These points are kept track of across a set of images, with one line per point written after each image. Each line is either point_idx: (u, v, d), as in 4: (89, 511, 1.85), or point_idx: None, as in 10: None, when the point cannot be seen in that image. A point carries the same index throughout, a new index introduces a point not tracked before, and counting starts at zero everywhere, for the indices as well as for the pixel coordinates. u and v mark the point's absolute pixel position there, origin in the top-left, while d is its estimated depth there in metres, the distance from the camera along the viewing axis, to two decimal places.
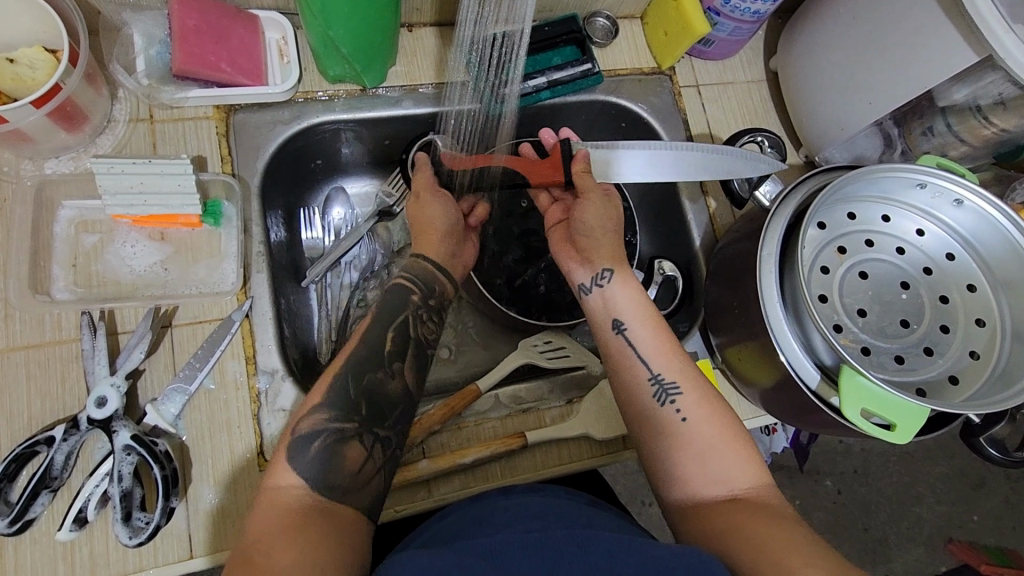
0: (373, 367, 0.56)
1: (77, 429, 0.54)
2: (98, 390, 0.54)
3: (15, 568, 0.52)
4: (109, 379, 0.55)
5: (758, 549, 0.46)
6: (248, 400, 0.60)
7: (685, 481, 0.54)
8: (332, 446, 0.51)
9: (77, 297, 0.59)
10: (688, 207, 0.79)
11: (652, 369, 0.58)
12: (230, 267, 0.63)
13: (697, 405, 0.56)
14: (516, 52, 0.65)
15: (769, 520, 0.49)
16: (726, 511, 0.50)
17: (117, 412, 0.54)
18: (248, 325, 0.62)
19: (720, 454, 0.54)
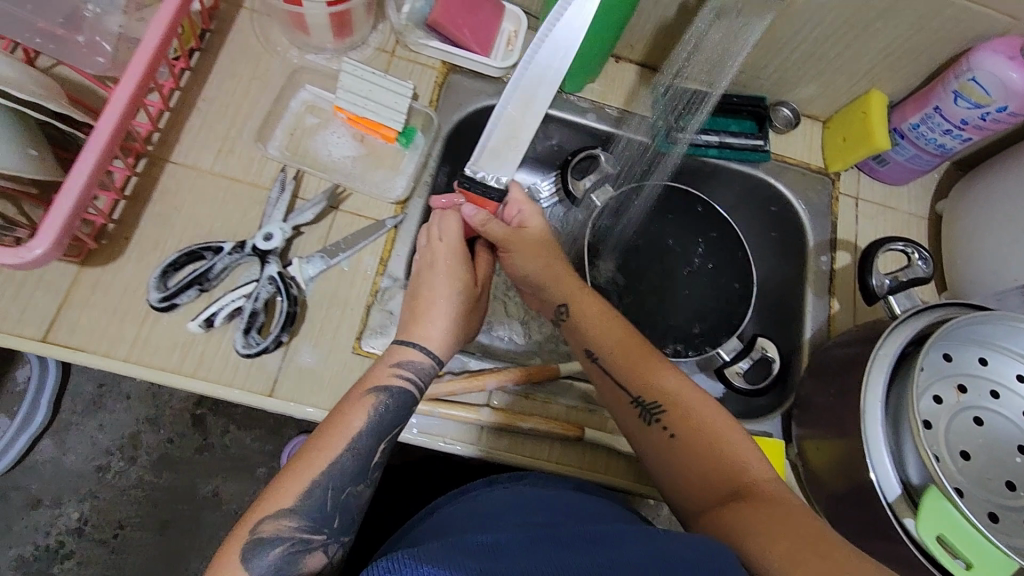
0: (353, 481, 0.53)
1: (241, 250, 0.64)
2: (269, 227, 0.64)
3: (145, 337, 0.61)
4: (280, 223, 0.65)
5: (755, 541, 0.47)
6: (368, 291, 0.68)
7: (685, 489, 0.56)
8: (292, 553, 0.49)
9: (282, 156, 0.70)
10: (810, 299, 0.80)
11: (631, 392, 0.60)
12: (400, 183, 0.73)
13: (694, 417, 0.57)
14: (701, 108, 0.74)
15: (777, 510, 0.49)
16: (737, 510, 0.51)
17: (275, 250, 0.64)
18: (392, 234, 0.70)
19: (727, 459, 0.55)
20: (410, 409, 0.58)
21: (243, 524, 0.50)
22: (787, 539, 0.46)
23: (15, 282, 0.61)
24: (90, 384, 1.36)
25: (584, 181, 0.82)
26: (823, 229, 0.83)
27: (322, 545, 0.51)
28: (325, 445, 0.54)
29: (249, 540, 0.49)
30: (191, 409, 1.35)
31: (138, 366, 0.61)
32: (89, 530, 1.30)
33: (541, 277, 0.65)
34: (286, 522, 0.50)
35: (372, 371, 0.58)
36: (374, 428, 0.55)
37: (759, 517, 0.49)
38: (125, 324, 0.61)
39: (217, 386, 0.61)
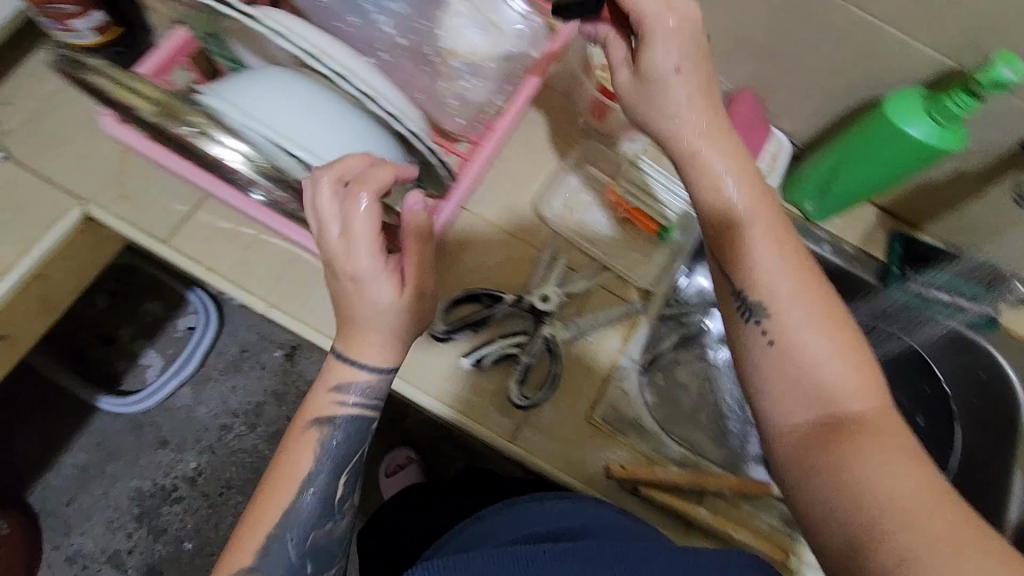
0: (317, 523, 0.56)
1: (517, 305, 0.69)
2: (547, 289, 0.70)
3: (417, 360, 0.69)
4: (554, 287, 0.70)
5: (863, 484, 0.38)
6: (607, 366, 0.72)
7: (791, 410, 0.43)
8: None
9: (557, 224, 0.76)
10: (1015, 481, 0.78)
11: (734, 281, 0.49)
12: (650, 273, 0.76)
13: (775, 299, 0.46)
14: (999, 288, 0.80)
15: (874, 452, 0.39)
16: (848, 440, 0.40)
17: (549, 312, 0.69)
18: (632, 321, 0.74)
19: (811, 368, 0.43)
20: (365, 426, 0.58)
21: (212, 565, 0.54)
22: (923, 507, 0.36)
23: (324, 286, 0.69)
24: (235, 346, 1.52)
25: None
26: None
27: None
28: (282, 478, 0.55)
29: None
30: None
31: (407, 384, 0.68)
32: (201, 482, 1.50)
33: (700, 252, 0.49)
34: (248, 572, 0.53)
35: (314, 402, 0.57)
36: (326, 466, 0.56)
37: (859, 455, 0.39)
38: (404, 345, 0.69)
39: (467, 420, 0.68)
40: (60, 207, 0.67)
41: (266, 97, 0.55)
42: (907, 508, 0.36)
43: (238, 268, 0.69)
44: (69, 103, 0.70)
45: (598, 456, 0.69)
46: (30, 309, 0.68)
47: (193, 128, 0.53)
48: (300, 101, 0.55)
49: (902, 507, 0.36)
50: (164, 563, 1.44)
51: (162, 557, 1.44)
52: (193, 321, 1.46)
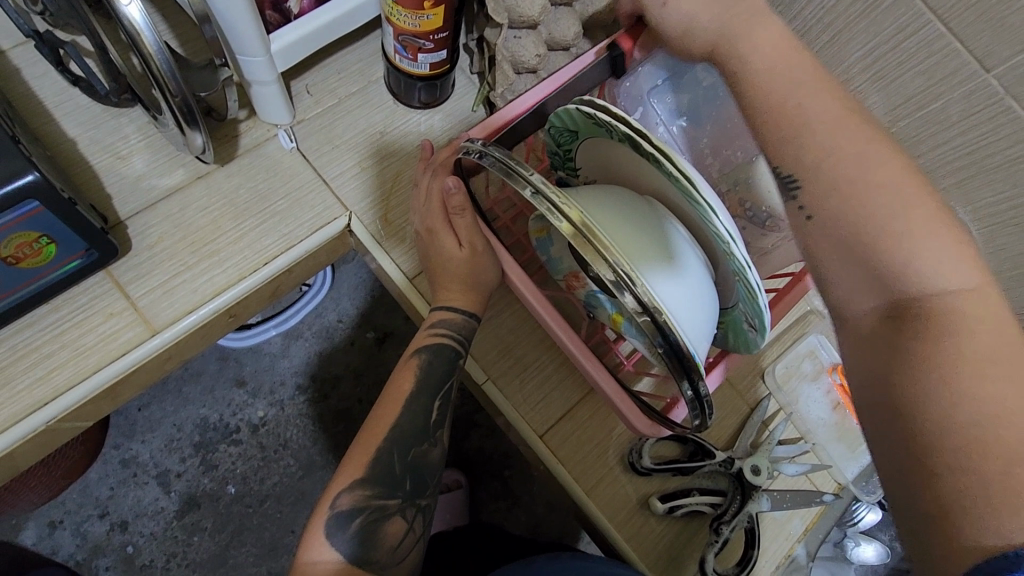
0: (419, 441, 0.60)
1: (726, 464, 0.66)
2: (758, 460, 0.66)
3: (605, 482, 0.67)
4: (765, 458, 0.66)
5: (965, 400, 0.34)
6: (783, 552, 0.69)
7: (887, 326, 0.40)
8: (369, 523, 0.56)
9: (773, 385, 0.73)
10: None
11: (875, 213, 0.41)
12: (853, 469, 0.72)
13: (852, 192, 0.41)
14: None
15: (966, 373, 0.35)
16: (963, 365, 0.35)
17: (759, 484, 0.65)
18: (821, 510, 0.71)
19: (889, 248, 0.40)
20: (450, 365, 0.63)
21: (322, 503, 0.57)
22: (1016, 436, 0.33)
23: (541, 377, 0.69)
24: (335, 314, 1.50)
25: None
26: None
27: (397, 512, 0.58)
28: (388, 405, 0.61)
29: (330, 514, 0.56)
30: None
31: (592, 503, 0.67)
32: (263, 430, 1.44)
33: (854, 211, 0.41)
34: (347, 494, 0.57)
35: (415, 337, 0.64)
36: (421, 387, 0.62)
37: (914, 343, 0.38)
38: (599, 467, 0.67)
39: (639, 561, 0.66)
40: (330, 212, 0.68)
41: (611, 216, 0.50)
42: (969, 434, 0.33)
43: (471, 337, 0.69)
44: (362, 110, 0.71)
45: None
46: (263, 296, 0.68)
47: (608, 277, 0.42)
48: (644, 221, 0.50)
49: (987, 451, 0.33)
50: (205, 498, 1.40)
51: (204, 492, 1.40)
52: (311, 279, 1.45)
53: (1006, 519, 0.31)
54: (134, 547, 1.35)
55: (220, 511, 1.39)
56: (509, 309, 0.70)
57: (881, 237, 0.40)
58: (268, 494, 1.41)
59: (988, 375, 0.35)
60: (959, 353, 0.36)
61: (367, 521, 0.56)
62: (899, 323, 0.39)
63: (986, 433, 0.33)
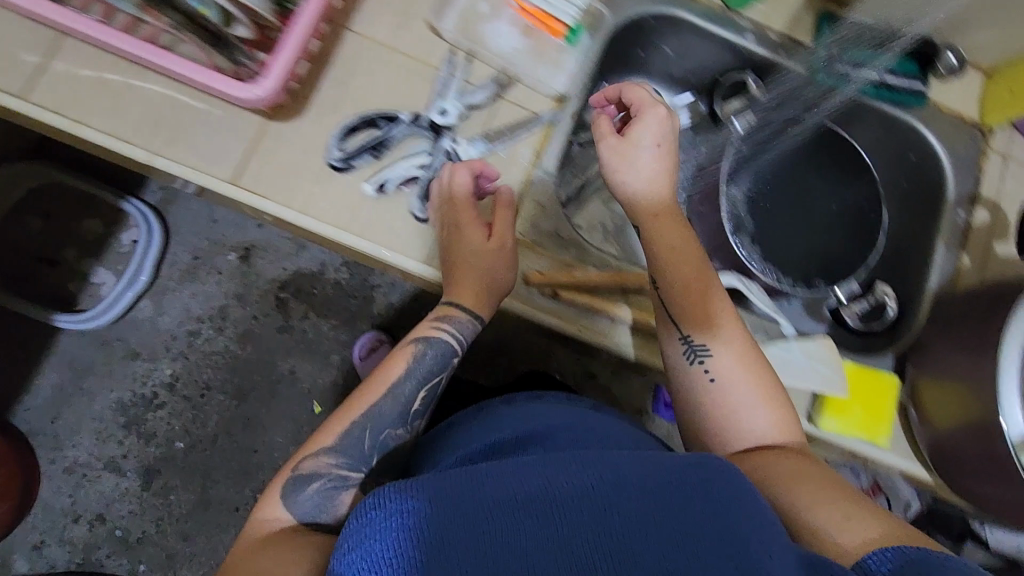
0: (393, 425, 0.61)
1: (416, 121, 0.68)
2: (444, 103, 0.69)
3: (318, 195, 0.66)
4: (453, 100, 0.69)
5: (781, 493, 0.51)
6: (521, 181, 0.71)
7: (705, 407, 0.60)
8: (331, 488, 0.57)
9: (455, 35, 0.71)
10: (939, 252, 0.80)
11: (685, 330, 0.62)
12: (560, 78, 0.73)
13: (680, 277, 0.63)
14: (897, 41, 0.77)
15: (785, 471, 0.53)
16: (769, 458, 0.55)
17: (449, 125, 0.69)
18: (548, 131, 0.72)
19: (722, 398, 0.59)
20: (445, 360, 0.63)
21: (291, 459, 0.59)
22: (788, 480, 0.52)
23: (207, 128, 0.65)
24: (186, 253, 1.37)
25: (731, 104, 0.83)
26: (965, 184, 0.81)
27: (355, 483, 0.58)
28: (375, 388, 0.62)
29: (290, 477, 0.57)
30: (275, 290, 1.38)
31: (312, 219, 0.65)
32: (180, 386, 1.35)
33: (686, 308, 0.62)
34: (329, 451, 0.58)
35: (416, 326, 0.64)
36: (416, 374, 0.62)
37: (719, 427, 0.59)
38: (300, 180, 0.66)
39: (378, 249, 0.66)
40: None
41: None
42: (787, 484, 0.51)
43: (111, 119, 0.64)
44: None
45: (523, 265, 0.69)
46: None
47: None
48: None
49: (822, 522, 0.47)
50: (163, 464, 1.32)
51: (156, 459, 1.32)
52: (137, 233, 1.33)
53: (835, 514, 0.47)
54: (121, 529, 1.29)
55: (182, 466, 1.33)
56: (143, 80, 0.65)
57: (715, 361, 0.60)
58: (217, 433, 1.34)
59: (786, 465, 0.54)
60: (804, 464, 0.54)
61: (327, 485, 0.57)
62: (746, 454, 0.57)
63: (759, 480, 0.53)
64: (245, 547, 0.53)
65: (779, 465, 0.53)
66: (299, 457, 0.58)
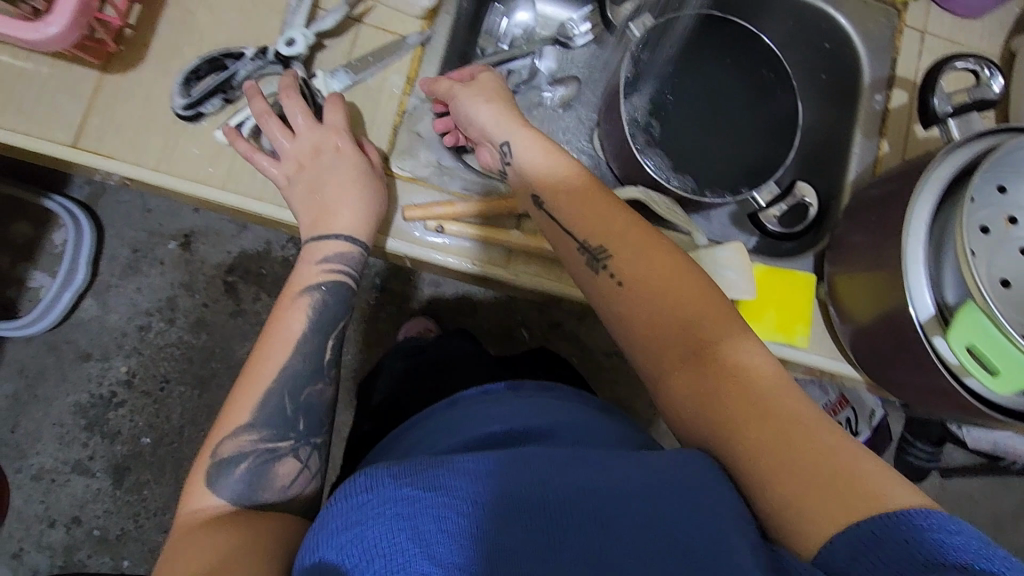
0: (310, 380, 0.58)
1: (264, 56, 0.63)
2: (291, 32, 0.62)
3: (171, 149, 0.61)
4: (302, 28, 0.63)
5: (761, 458, 0.44)
6: (395, 110, 0.66)
7: (619, 306, 0.54)
8: (261, 463, 0.54)
9: None
10: (857, 141, 0.75)
11: (580, 237, 0.57)
12: None
13: (597, 218, 0.57)
14: None
15: (764, 421, 0.45)
16: (737, 393, 0.47)
17: (300, 56, 0.63)
18: (419, 53, 0.67)
19: (665, 318, 0.52)
20: (347, 300, 0.61)
21: (207, 443, 0.55)
22: (777, 456, 0.43)
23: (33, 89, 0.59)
24: (125, 248, 1.30)
25: (624, 9, 0.78)
26: (880, 66, 0.76)
27: (291, 450, 0.56)
28: (277, 351, 0.58)
29: (212, 463, 0.53)
30: (220, 276, 1.31)
31: (168, 176, 0.61)
32: (138, 382, 1.30)
33: (614, 244, 0.55)
34: (247, 427, 0.55)
35: (300, 273, 0.60)
36: (312, 323, 0.59)
37: (643, 307, 0.53)
38: (151, 132, 0.61)
39: (246, 199, 0.62)
40: None
41: None
42: (762, 456, 0.44)
43: None
44: None
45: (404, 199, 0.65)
46: None
47: None
48: None
49: (789, 487, 0.42)
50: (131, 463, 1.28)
51: (123, 457, 1.28)
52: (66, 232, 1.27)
53: (774, 474, 0.43)
54: (100, 529, 1.26)
55: (150, 463, 1.28)
56: None
57: (617, 261, 0.55)
58: (182, 425, 1.29)
59: (756, 403, 0.46)
60: (742, 389, 0.47)
61: (257, 461, 0.54)
62: (679, 358, 0.51)
63: (740, 440, 0.45)
64: (174, 538, 0.48)
65: (751, 404, 0.46)
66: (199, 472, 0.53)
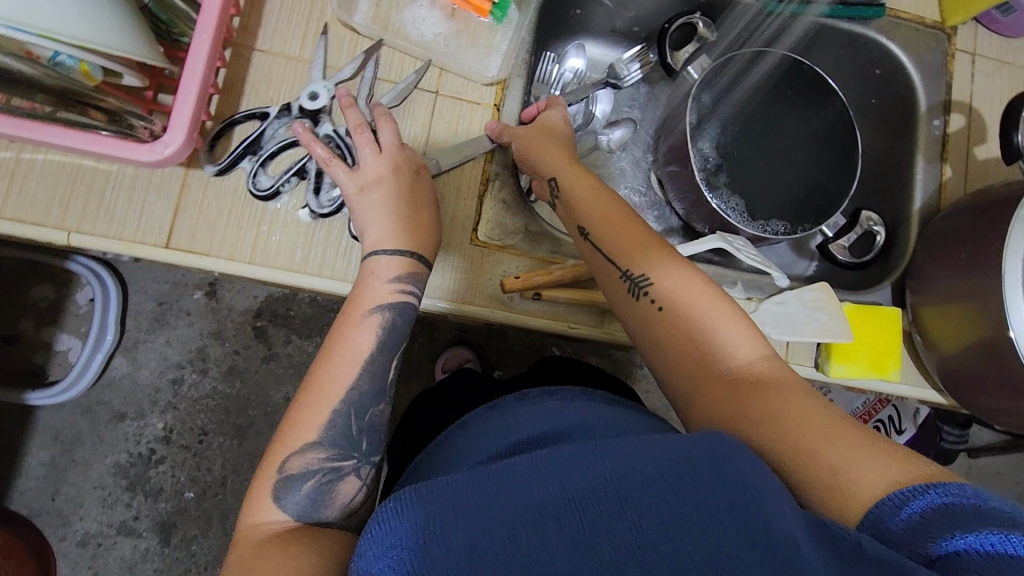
0: (375, 400, 0.54)
1: (287, 113, 0.61)
2: (313, 86, 0.61)
3: (265, 239, 0.60)
4: (323, 81, 0.62)
5: (807, 447, 0.43)
6: (479, 179, 0.66)
7: (654, 330, 0.52)
8: (326, 481, 0.50)
9: (372, 30, 0.64)
10: (920, 168, 0.77)
11: (621, 267, 0.54)
12: (494, 62, 0.67)
13: (605, 220, 0.56)
14: None
15: (786, 410, 0.45)
16: (768, 395, 0.46)
17: (325, 108, 0.61)
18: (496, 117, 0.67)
19: (699, 324, 0.50)
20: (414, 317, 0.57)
21: (272, 457, 0.51)
22: (813, 444, 0.43)
23: (124, 192, 0.59)
24: (150, 301, 1.22)
25: (682, 51, 0.79)
26: (936, 91, 0.78)
27: (351, 470, 0.52)
28: (347, 369, 0.53)
29: (279, 478, 0.50)
30: (250, 322, 1.24)
31: (264, 267, 0.60)
32: (176, 438, 1.22)
33: (633, 237, 0.55)
34: (314, 445, 0.51)
35: (370, 289, 0.56)
36: (381, 343, 0.55)
37: (677, 334, 0.51)
38: (243, 225, 0.60)
39: (342, 283, 0.61)
40: None
41: None
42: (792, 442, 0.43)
43: (14, 202, 0.57)
44: None
45: (498, 270, 0.65)
46: None
47: None
48: None
49: (826, 472, 0.41)
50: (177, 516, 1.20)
51: (168, 514, 1.20)
52: (91, 290, 1.18)
53: (812, 463, 0.42)
54: None
55: (196, 515, 1.20)
56: (35, 151, 0.58)
57: (660, 288, 0.52)
58: (225, 475, 1.21)
59: (791, 405, 0.45)
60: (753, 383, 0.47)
61: (322, 482, 0.50)
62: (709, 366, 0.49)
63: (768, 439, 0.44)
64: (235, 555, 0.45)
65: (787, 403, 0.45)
66: (251, 527, 0.47)
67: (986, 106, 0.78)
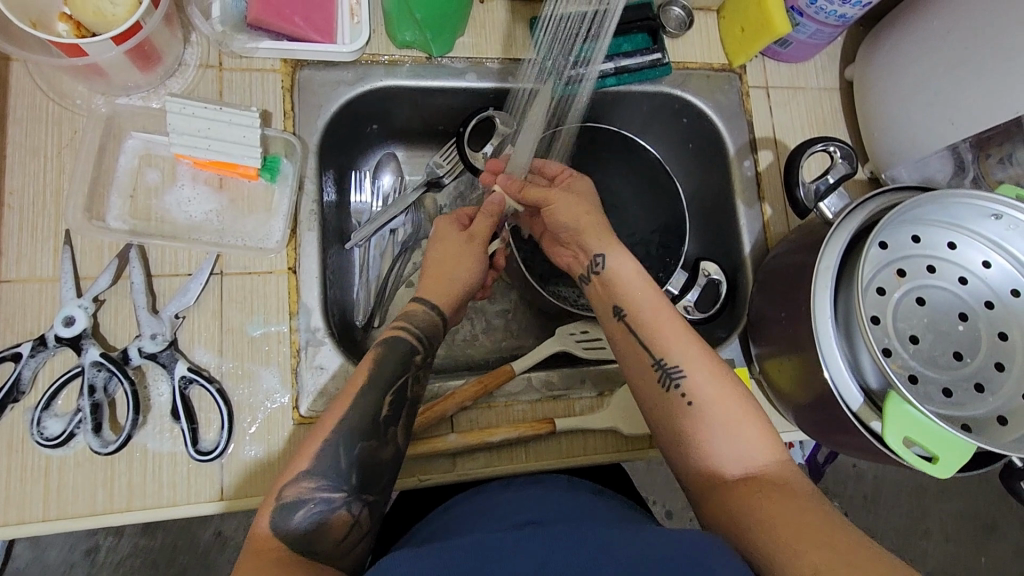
0: (363, 438, 0.52)
1: (45, 346, 0.56)
2: (65, 310, 0.55)
3: (57, 488, 0.55)
4: (77, 301, 0.56)
5: (784, 536, 0.45)
6: (289, 354, 0.60)
7: (682, 402, 0.55)
8: (315, 513, 0.49)
9: (130, 228, 0.60)
10: (742, 212, 0.77)
11: (666, 331, 0.58)
12: (277, 224, 0.64)
13: (682, 310, 0.59)
14: (602, 31, 0.63)
15: (772, 509, 0.48)
16: (763, 493, 0.49)
17: (85, 331, 0.56)
18: (293, 282, 0.62)
19: (716, 408, 0.55)
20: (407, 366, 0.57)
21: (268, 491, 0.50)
22: (792, 534, 0.45)
23: None
24: None
25: (485, 148, 0.76)
26: (739, 132, 0.79)
27: (343, 505, 0.50)
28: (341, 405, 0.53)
29: (275, 508, 0.49)
30: None
31: (62, 520, 0.54)
32: None
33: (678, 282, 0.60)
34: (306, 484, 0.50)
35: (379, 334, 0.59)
36: (378, 384, 0.54)
37: (706, 407, 0.55)
38: (29, 477, 0.54)
39: (159, 511, 0.56)
40: None
41: None
42: (770, 526, 0.46)
43: None
44: None
45: None
46: None
47: None
48: None
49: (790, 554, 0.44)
50: None
51: None
52: None
53: (802, 540, 0.44)
54: None
55: None
56: None
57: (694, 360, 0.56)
58: None
59: (780, 502, 0.48)
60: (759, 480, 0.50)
61: (314, 515, 0.49)
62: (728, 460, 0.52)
63: (759, 524, 0.47)
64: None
65: (779, 503, 0.48)
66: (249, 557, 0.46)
67: (790, 137, 0.79)
